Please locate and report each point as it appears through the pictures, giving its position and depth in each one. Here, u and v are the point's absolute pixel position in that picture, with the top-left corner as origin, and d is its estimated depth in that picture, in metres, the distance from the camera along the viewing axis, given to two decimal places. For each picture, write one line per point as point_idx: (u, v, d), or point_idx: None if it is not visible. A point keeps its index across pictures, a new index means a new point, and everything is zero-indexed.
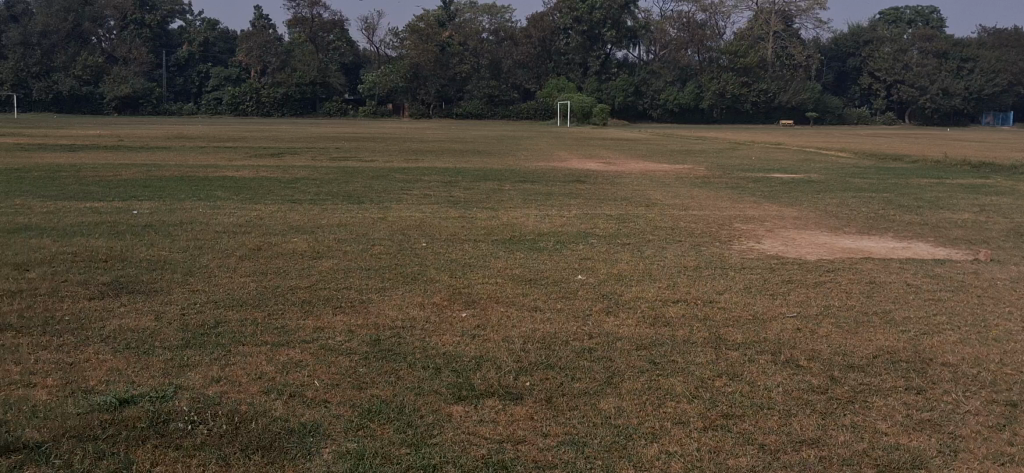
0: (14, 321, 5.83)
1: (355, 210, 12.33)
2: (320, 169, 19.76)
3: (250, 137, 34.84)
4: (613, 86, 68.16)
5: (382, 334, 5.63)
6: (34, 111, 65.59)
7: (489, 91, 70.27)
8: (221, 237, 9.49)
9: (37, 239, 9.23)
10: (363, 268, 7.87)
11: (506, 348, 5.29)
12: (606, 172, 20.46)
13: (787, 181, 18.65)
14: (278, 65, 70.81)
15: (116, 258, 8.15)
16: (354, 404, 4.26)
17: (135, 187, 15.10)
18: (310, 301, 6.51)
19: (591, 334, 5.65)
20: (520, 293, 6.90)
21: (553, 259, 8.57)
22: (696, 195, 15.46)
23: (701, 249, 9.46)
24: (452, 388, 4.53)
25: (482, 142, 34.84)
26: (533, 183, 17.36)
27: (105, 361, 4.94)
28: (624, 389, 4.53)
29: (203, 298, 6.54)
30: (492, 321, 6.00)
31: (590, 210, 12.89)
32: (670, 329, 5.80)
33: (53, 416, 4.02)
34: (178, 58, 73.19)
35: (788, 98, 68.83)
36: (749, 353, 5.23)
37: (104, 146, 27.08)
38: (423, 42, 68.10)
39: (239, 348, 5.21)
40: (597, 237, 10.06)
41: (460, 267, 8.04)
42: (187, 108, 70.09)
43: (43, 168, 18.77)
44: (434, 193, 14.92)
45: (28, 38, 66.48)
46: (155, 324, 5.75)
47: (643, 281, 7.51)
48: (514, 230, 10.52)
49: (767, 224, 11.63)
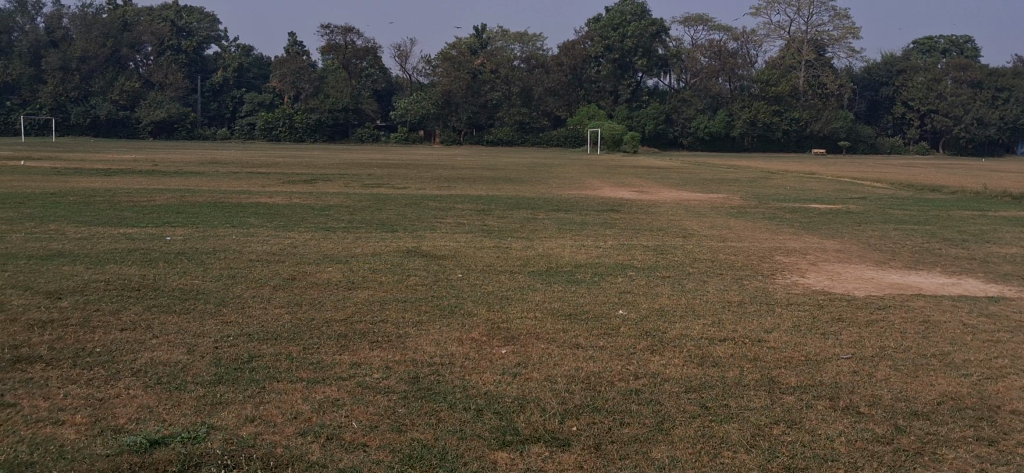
0: (43, 352, 5.70)
1: (389, 239, 12.20)
2: (353, 195, 19.71)
3: (282, 162, 34.99)
4: (644, 114, 68.21)
5: (421, 371, 5.43)
6: (71, 136, 66.67)
7: (519, 117, 70.32)
8: (254, 266, 9.37)
9: (70, 266, 9.15)
10: (398, 300, 7.69)
11: (549, 389, 5.08)
12: (640, 201, 20.24)
13: (825, 212, 18.31)
14: (311, 91, 71.58)
15: (148, 287, 8.03)
16: (393, 448, 4.07)
17: (169, 213, 15.08)
18: (345, 335, 6.32)
19: (638, 374, 5.43)
20: (561, 328, 6.69)
21: (593, 292, 8.35)
22: (733, 226, 15.21)
23: (743, 282, 9.22)
24: (495, 431, 4.33)
25: (514, 169, 34.69)
26: (567, 212, 17.16)
27: (136, 396, 4.79)
28: (676, 436, 4.30)
29: (235, 330, 6.39)
30: (534, 358, 5.79)
31: (626, 241, 12.67)
32: (720, 370, 5.56)
33: (81, 457, 3.86)
34: (212, 83, 73.92)
35: (819, 127, 68.00)
36: (806, 397, 4.98)
37: (139, 170, 27.30)
38: (455, 69, 69.15)
39: (272, 385, 5.04)
40: (636, 270, 9.83)
41: (497, 299, 7.84)
42: (221, 133, 70.91)
43: (80, 193, 18.89)
44: (468, 222, 14.78)
45: (68, 64, 67.60)
46: (188, 358, 5.59)
47: (688, 317, 7.28)
48: (551, 261, 10.31)
49: (809, 257, 11.35)
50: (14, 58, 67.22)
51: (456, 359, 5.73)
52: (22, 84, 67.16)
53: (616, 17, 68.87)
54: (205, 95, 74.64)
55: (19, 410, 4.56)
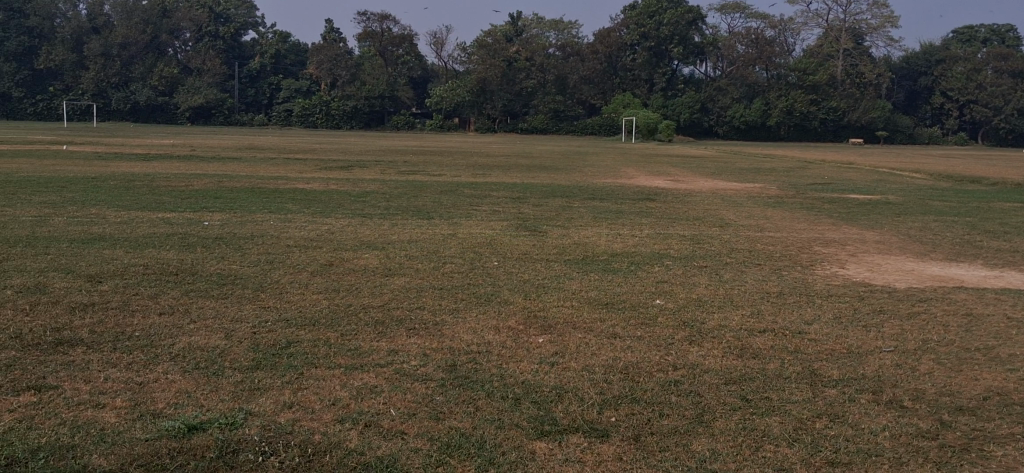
0: (83, 336, 5.75)
1: (425, 226, 12.20)
2: (388, 182, 19.75)
3: (318, 149, 35.14)
4: (679, 103, 67.73)
5: (458, 359, 5.41)
6: (111, 121, 67.46)
7: (554, 105, 70.04)
8: (291, 252, 9.40)
9: (110, 251, 9.24)
10: (435, 288, 7.69)
11: (587, 378, 5.04)
12: (676, 190, 20.10)
13: (864, 202, 18.07)
14: (348, 78, 71.78)
15: (186, 272, 8.08)
16: (431, 436, 4.06)
17: (206, 198, 15.18)
18: (381, 322, 6.32)
19: (677, 364, 5.37)
20: (598, 317, 6.64)
21: (629, 281, 8.29)
22: (771, 215, 15.05)
23: (782, 273, 9.11)
24: (532, 421, 4.30)
25: (549, 157, 34.61)
26: (602, 200, 17.06)
27: (175, 381, 4.83)
28: (717, 428, 4.24)
29: (274, 316, 6.40)
30: (571, 347, 5.75)
31: (663, 229, 12.59)
32: (760, 361, 5.50)
33: (121, 441, 3.89)
34: (249, 69, 74.37)
35: (857, 117, 66.94)
36: (849, 391, 4.91)
37: (178, 156, 27.55)
38: (491, 57, 69.33)
39: (310, 371, 5.04)
40: (672, 259, 9.77)
41: (534, 288, 7.80)
42: (258, 119, 71.37)
43: (120, 177, 19.10)
44: (503, 210, 14.75)
45: (109, 50, 68.34)
46: (226, 343, 5.61)
47: (726, 307, 7.20)
48: (587, 250, 10.26)
49: (848, 248, 11.21)
50: (56, 44, 68.03)
51: (494, 348, 5.70)
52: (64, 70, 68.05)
53: (653, 4, 68.04)
54: (243, 81, 75.06)
55: (61, 393, 4.60)
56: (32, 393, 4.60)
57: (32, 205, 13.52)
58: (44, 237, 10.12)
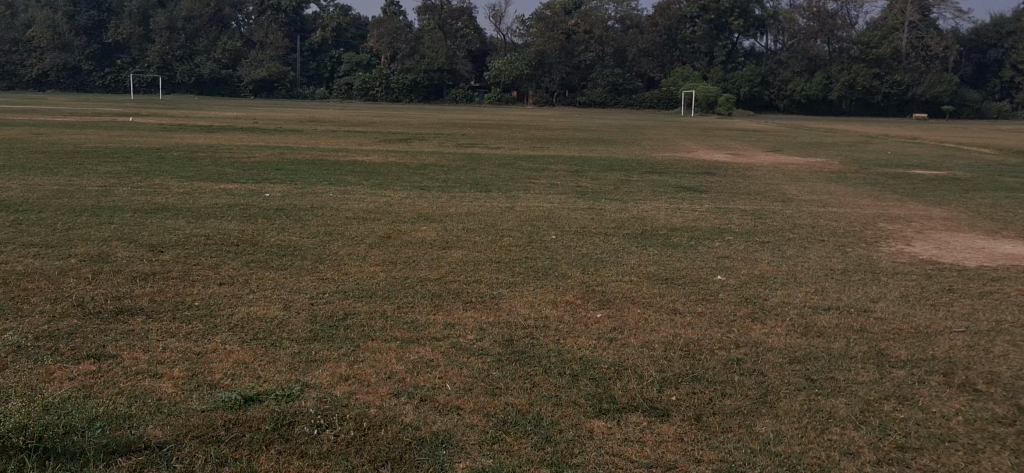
0: (145, 305, 5.80)
1: (483, 199, 12.14)
2: (447, 155, 19.67)
3: (378, 122, 35.30)
4: (739, 76, 66.59)
5: (516, 333, 5.35)
6: (176, 94, 68.24)
7: (612, 78, 69.26)
8: (350, 224, 9.40)
9: (172, 221, 9.33)
10: (492, 260, 7.63)
11: (647, 356, 4.93)
12: (736, 164, 19.78)
13: (930, 178, 17.58)
14: (408, 51, 71.77)
15: (247, 242, 8.12)
16: (487, 412, 4.01)
17: (267, 170, 15.29)
18: (438, 295, 6.29)
19: (739, 343, 5.25)
20: (658, 293, 6.51)
21: (689, 257, 8.13)
22: (834, 191, 14.69)
23: (846, 250, 8.87)
24: (590, 398, 4.23)
25: (608, 131, 34.31)
26: (661, 174, 16.82)
27: (234, 350, 4.85)
28: (779, 409, 4.14)
29: (331, 287, 6.40)
30: (632, 323, 5.65)
31: (724, 204, 12.38)
32: (825, 340, 5.34)
33: (178, 413, 3.92)
34: (311, 43, 74.80)
35: (923, 91, 64.63)
36: (919, 372, 4.74)
37: (241, 128, 27.90)
38: (549, 29, 69.64)
39: (367, 343, 5.02)
40: (733, 234, 9.58)
41: (592, 262, 7.69)
42: (319, 92, 71.80)
43: (184, 148, 19.33)
44: (561, 183, 14.63)
45: (174, 23, 69.37)
46: (284, 314, 5.62)
47: (790, 284, 7.02)
48: (646, 224, 10.09)
49: (915, 225, 10.89)
50: (125, 19, 69.18)
51: (552, 323, 5.62)
52: (132, 43, 69.23)
53: None
54: (304, 55, 75.50)
55: (120, 362, 4.65)
56: (92, 363, 4.65)
57: (98, 175, 13.74)
58: (110, 207, 10.28)
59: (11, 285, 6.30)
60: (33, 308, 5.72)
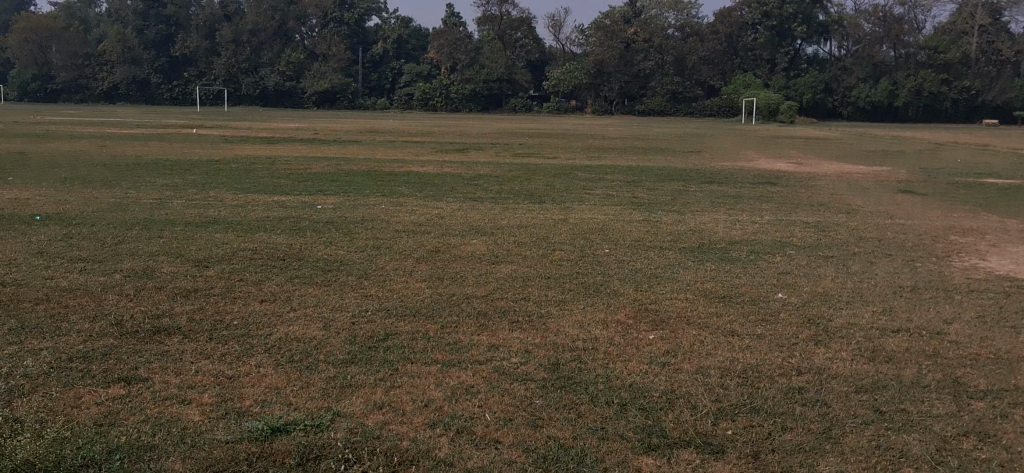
0: (182, 324, 5.63)
1: (536, 210, 11.90)
2: (503, 165, 19.49)
3: (436, 132, 35.27)
4: (802, 83, 65.46)
5: (562, 356, 5.08)
6: (241, 106, 69.13)
7: (672, 86, 68.54)
8: (399, 237, 9.20)
9: (221, 234, 9.22)
10: (542, 276, 7.36)
11: (702, 383, 4.62)
12: (799, 174, 19.26)
13: (1003, 188, 16.92)
14: (467, 62, 71.83)
15: (293, 257, 7.96)
16: (527, 446, 3.76)
17: (322, 181, 15.20)
18: (484, 313, 6.03)
19: (802, 368, 4.91)
20: (715, 313, 6.18)
21: (750, 272, 7.78)
22: (902, 202, 14.16)
23: (916, 265, 8.44)
24: (638, 431, 3.95)
25: (667, 140, 33.84)
26: (720, 184, 16.41)
27: (269, 375, 4.65)
28: (846, 446, 3.84)
29: (374, 305, 6.19)
30: (686, 345, 5.34)
31: (785, 216, 11.95)
32: (896, 367, 4.98)
33: (202, 444, 3.74)
34: (372, 54, 75.35)
35: (993, 97, 63.24)
36: (999, 405, 4.40)
37: (300, 139, 28.11)
38: (608, 39, 69.40)
39: (405, 367, 4.78)
40: (795, 248, 9.19)
41: (646, 279, 7.38)
42: (380, 103, 72.07)
43: (241, 160, 19.38)
44: (618, 194, 14.33)
45: (239, 37, 70.55)
46: (323, 333, 5.42)
47: (856, 303, 6.65)
48: (704, 237, 9.73)
49: (988, 238, 10.39)
50: (192, 32, 70.29)
51: (601, 345, 5.33)
52: (199, 56, 70.41)
53: None
54: (365, 66, 76.00)
55: (150, 386, 4.49)
56: (121, 386, 4.47)
57: (154, 188, 13.79)
58: (162, 220, 10.24)
59: (51, 301, 6.19)
60: (69, 326, 5.56)
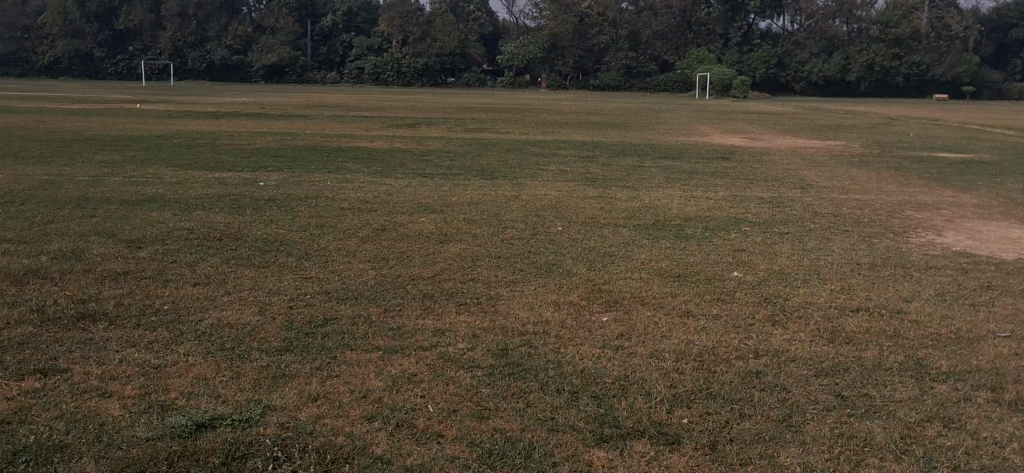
0: (108, 308, 5.29)
1: (487, 187, 11.62)
2: (454, 141, 19.19)
3: (387, 106, 34.73)
4: (755, 57, 65.63)
5: (511, 341, 4.84)
6: (188, 80, 67.76)
7: (626, 61, 68.37)
8: (344, 216, 8.89)
9: (157, 213, 8.84)
10: (492, 256, 7.12)
11: (656, 368, 4.41)
12: (753, 148, 19.22)
13: (956, 162, 17.00)
14: (419, 35, 70.86)
15: (231, 237, 7.62)
16: (472, 440, 3.52)
17: (266, 157, 14.79)
18: (429, 296, 5.77)
19: (759, 351, 4.72)
20: (670, 293, 5.99)
21: (704, 250, 7.59)
22: (857, 176, 14.09)
23: (873, 241, 8.31)
24: (590, 421, 3.73)
25: (621, 114, 33.71)
26: (675, 160, 16.22)
27: (198, 364, 4.34)
28: (808, 435, 3.65)
29: (315, 288, 5.90)
30: (640, 328, 5.13)
31: (740, 191, 11.81)
32: (856, 349, 4.83)
33: (119, 443, 3.45)
34: (321, 27, 74.31)
35: (943, 71, 64.25)
36: (962, 388, 4.28)
37: (246, 114, 27.42)
38: (563, 12, 68.65)
39: (344, 355, 4.51)
40: (751, 225, 9.03)
41: (600, 257, 7.16)
42: (330, 77, 70.83)
43: (184, 136, 18.88)
44: (571, 169, 14.09)
45: (185, 10, 68.98)
46: (259, 319, 5.12)
47: (814, 281, 6.49)
48: (658, 214, 9.54)
49: (944, 213, 10.32)
50: (135, 4, 68.48)
51: (552, 328, 5.11)
52: (143, 29, 68.70)
53: None
54: (314, 39, 74.90)
55: (68, 377, 4.16)
56: (36, 379, 4.13)
57: (91, 165, 13.27)
58: (95, 198, 9.80)
59: None
60: None
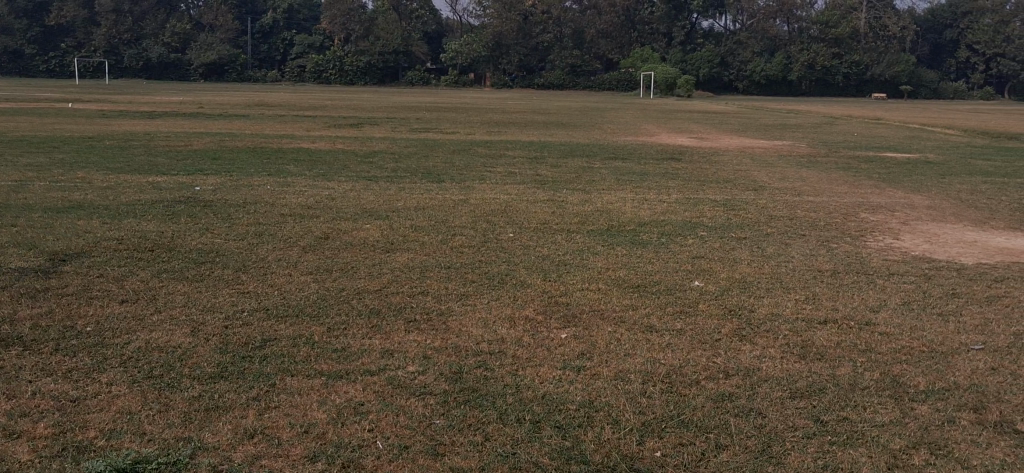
0: (25, 332, 4.83)
1: (435, 190, 11.28)
2: (399, 141, 18.77)
3: (328, 106, 34.20)
4: (698, 56, 66.00)
5: (465, 362, 4.51)
6: (125, 78, 66.39)
7: (571, 60, 68.51)
8: (284, 223, 8.48)
9: (84, 221, 8.35)
10: (441, 265, 6.78)
11: (623, 391, 4.11)
12: (702, 149, 19.09)
13: (902, 162, 17.04)
14: (362, 33, 69.98)
15: (163, 248, 7.18)
16: None
17: (203, 160, 14.27)
18: (376, 312, 5.41)
19: (729, 370, 4.45)
20: (631, 305, 5.69)
21: (661, 258, 7.32)
22: (807, 177, 14.00)
23: (831, 246, 8.13)
24: (556, 457, 3.42)
25: (565, 113, 33.56)
26: (625, 160, 15.99)
27: (122, 395, 3.94)
28: (790, 468, 3.38)
29: (253, 304, 5.51)
30: (602, 346, 4.83)
31: (691, 194, 11.61)
32: (829, 366, 4.58)
33: None
34: (262, 25, 73.25)
35: (881, 71, 65.29)
36: (944, 408, 4.05)
37: (184, 113, 26.69)
38: (507, 11, 68.32)
39: (284, 382, 4.14)
40: (707, 229, 8.80)
41: (555, 267, 6.84)
42: (271, 75, 69.93)
43: (117, 136, 18.21)
44: (519, 171, 13.80)
45: (121, 6, 67.48)
46: (191, 341, 4.73)
47: (777, 290, 6.25)
48: (611, 219, 9.28)
49: (899, 215, 10.22)
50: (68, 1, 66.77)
51: (508, 347, 4.78)
52: (77, 26, 67.04)
53: None
54: (255, 37, 73.81)
55: None
56: None
57: (15, 168, 12.65)
58: (18, 206, 9.26)
59: None
60: None
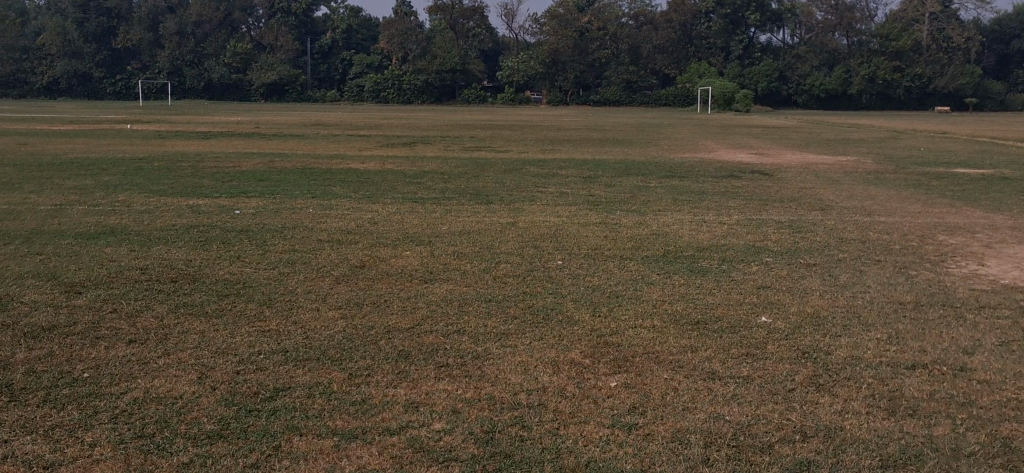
0: (16, 377, 4.38)
1: (484, 212, 10.76)
2: (450, 161, 18.26)
3: (387, 125, 33.99)
4: (756, 71, 65.09)
5: (500, 418, 3.94)
6: (187, 99, 67.42)
7: (627, 76, 67.94)
8: (321, 249, 8.03)
9: (111, 249, 7.98)
10: (480, 298, 6.22)
11: (681, 459, 3.52)
12: (763, 165, 18.27)
13: (975, 178, 16.11)
14: (419, 52, 70.09)
15: (187, 278, 6.73)
16: None
17: (248, 181, 13.96)
18: (406, 355, 4.86)
19: (807, 430, 3.82)
20: (689, 347, 5.07)
21: (723, 289, 6.66)
22: (875, 195, 13.23)
23: (911, 273, 7.40)
24: None
25: (621, 130, 32.88)
26: (681, 179, 15.32)
27: (103, 460, 3.46)
28: None
29: (271, 345, 5.00)
30: (658, 397, 4.22)
31: (754, 214, 10.92)
32: (926, 424, 3.92)
33: None
34: (321, 45, 73.58)
35: (944, 83, 63.21)
36: None
37: (238, 133, 26.57)
38: (563, 27, 67.99)
39: (290, 444, 3.62)
40: (771, 254, 8.14)
41: (606, 300, 6.23)
42: (330, 95, 70.34)
43: (167, 157, 18.00)
44: (573, 191, 13.23)
45: (184, 28, 68.65)
46: (194, 391, 4.22)
47: (856, 328, 5.56)
48: (668, 243, 8.64)
49: (982, 237, 9.44)
50: (134, 24, 68.19)
51: (549, 399, 4.19)
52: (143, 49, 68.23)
53: None
54: (315, 57, 74.16)
55: None
56: None
57: (59, 191, 12.43)
58: (49, 231, 8.94)
59: None
60: None
